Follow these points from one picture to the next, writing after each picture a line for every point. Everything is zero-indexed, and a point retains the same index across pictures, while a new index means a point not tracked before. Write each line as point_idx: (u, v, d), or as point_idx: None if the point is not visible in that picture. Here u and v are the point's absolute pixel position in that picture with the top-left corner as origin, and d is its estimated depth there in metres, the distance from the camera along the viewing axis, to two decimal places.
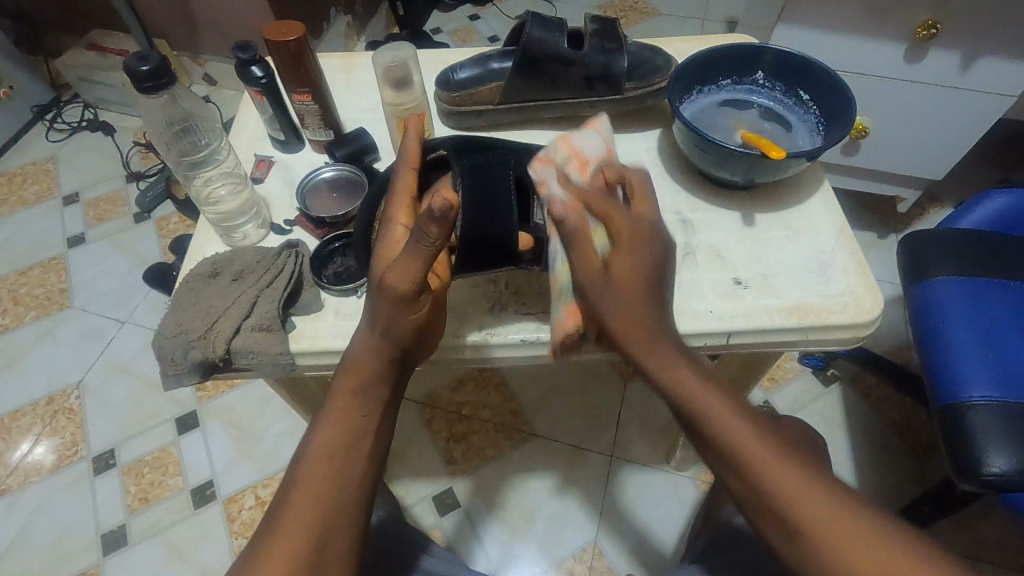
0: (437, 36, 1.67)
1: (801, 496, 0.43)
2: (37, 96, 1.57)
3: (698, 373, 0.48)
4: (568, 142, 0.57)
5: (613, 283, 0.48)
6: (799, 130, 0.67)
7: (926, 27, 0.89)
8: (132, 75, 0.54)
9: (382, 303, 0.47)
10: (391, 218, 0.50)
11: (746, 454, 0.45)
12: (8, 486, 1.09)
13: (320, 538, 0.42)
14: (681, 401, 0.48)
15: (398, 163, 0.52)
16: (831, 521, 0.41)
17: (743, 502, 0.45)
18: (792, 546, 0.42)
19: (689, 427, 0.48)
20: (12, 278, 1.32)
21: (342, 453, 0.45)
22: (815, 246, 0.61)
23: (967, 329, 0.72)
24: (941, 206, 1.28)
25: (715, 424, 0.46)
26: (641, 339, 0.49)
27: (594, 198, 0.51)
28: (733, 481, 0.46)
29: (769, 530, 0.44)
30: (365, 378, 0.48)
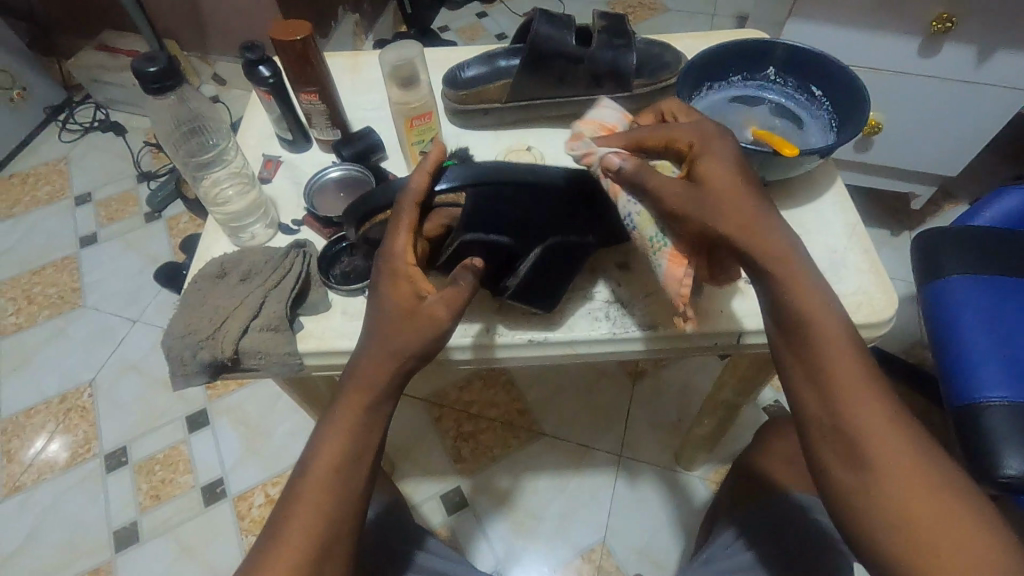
0: (445, 33, 1.67)
1: (873, 424, 0.40)
2: (49, 98, 1.59)
3: (810, 272, 0.43)
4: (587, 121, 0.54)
5: (704, 190, 0.43)
6: (811, 126, 0.66)
7: (941, 20, 0.87)
8: (140, 76, 0.54)
9: (413, 334, 0.45)
10: (397, 251, 0.47)
11: (830, 364, 0.41)
12: (22, 483, 1.10)
13: (321, 545, 0.43)
14: (783, 301, 0.42)
15: (401, 199, 0.49)
16: (889, 455, 0.40)
17: (805, 408, 0.42)
18: (852, 474, 0.40)
19: (779, 326, 0.43)
20: (24, 277, 1.34)
21: (347, 468, 0.44)
22: (827, 245, 0.61)
23: (985, 328, 0.70)
24: (955, 202, 1.26)
25: (815, 329, 0.42)
26: (752, 234, 0.42)
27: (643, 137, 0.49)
28: (806, 386, 0.42)
29: (824, 444, 0.41)
30: (373, 390, 0.46)
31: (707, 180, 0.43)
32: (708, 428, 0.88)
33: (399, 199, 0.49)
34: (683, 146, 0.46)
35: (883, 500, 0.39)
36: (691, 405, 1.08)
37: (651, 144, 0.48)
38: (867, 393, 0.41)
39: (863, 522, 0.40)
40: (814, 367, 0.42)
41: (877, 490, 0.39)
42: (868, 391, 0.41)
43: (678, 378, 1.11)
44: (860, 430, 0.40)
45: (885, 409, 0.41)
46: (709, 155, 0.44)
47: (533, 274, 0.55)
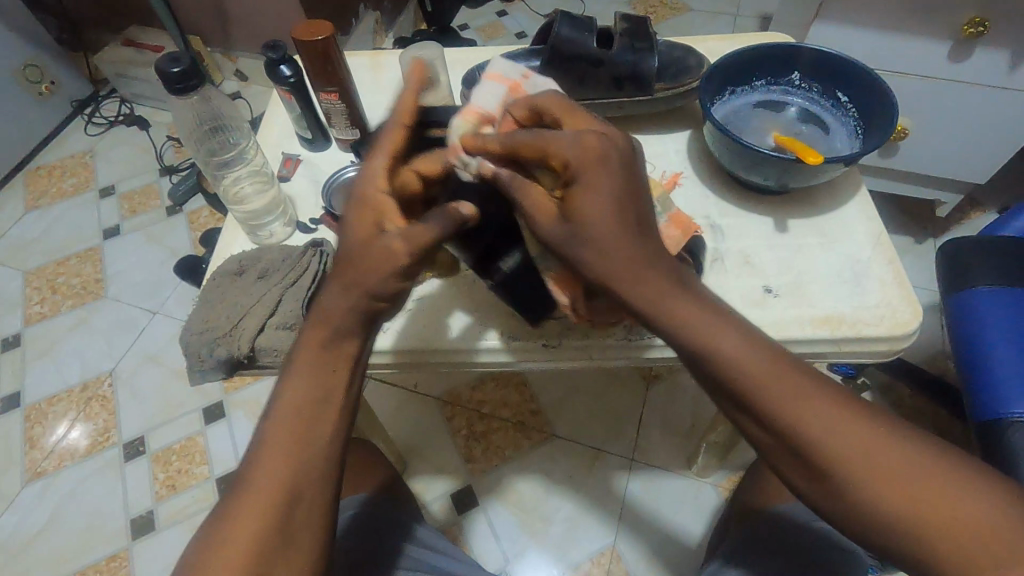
0: (465, 31, 1.67)
1: (824, 435, 0.38)
2: (76, 91, 1.62)
3: (706, 306, 0.42)
4: (467, 110, 0.50)
5: (581, 232, 0.41)
6: (835, 133, 0.64)
7: (972, 25, 0.85)
8: (164, 77, 0.55)
9: (374, 271, 0.43)
10: (374, 168, 0.45)
11: (748, 394, 0.40)
12: (44, 469, 1.12)
13: (292, 496, 0.41)
14: (682, 340, 0.42)
15: (387, 116, 0.47)
16: (858, 459, 0.37)
17: (755, 438, 0.41)
18: (824, 490, 0.39)
19: (695, 371, 0.43)
20: (49, 267, 1.37)
21: (315, 408, 0.43)
22: (849, 254, 0.59)
23: (1012, 342, 0.68)
24: (982, 211, 1.24)
25: (735, 370, 0.40)
26: (638, 273, 0.42)
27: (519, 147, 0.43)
28: (749, 422, 0.41)
29: (788, 466, 0.40)
30: (335, 329, 0.44)
31: (581, 216, 0.41)
32: (722, 436, 0.87)
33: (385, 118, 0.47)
34: (559, 163, 0.42)
35: (867, 500, 0.37)
36: (704, 411, 1.07)
37: (528, 154, 0.43)
38: (811, 408, 0.39)
39: (853, 524, 0.38)
40: (737, 400, 0.41)
41: (854, 495, 0.38)
42: (811, 409, 0.39)
43: (690, 383, 1.10)
44: (817, 447, 0.38)
45: (844, 419, 0.38)
46: (586, 182, 0.41)
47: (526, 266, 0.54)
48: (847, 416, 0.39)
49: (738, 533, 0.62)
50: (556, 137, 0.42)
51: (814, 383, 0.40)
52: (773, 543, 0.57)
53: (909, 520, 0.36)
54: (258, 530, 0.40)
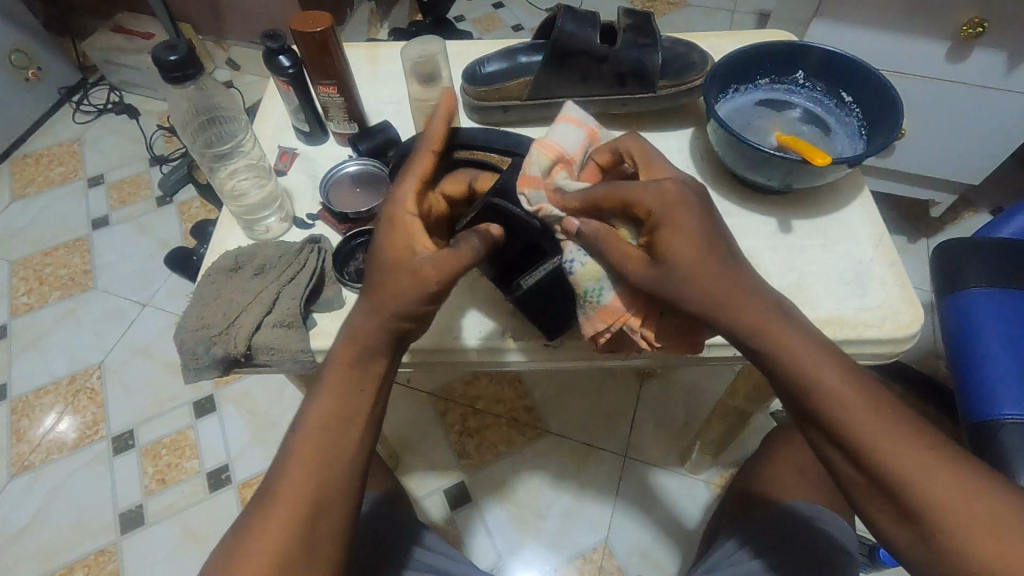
0: (461, 23, 1.65)
1: (917, 476, 0.39)
2: (64, 78, 1.58)
3: (809, 341, 0.43)
4: (545, 145, 0.52)
5: (671, 269, 0.44)
6: (839, 133, 0.64)
7: (972, 26, 0.85)
8: (159, 64, 0.53)
9: (404, 291, 0.45)
10: (402, 191, 0.48)
11: (842, 423, 0.41)
12: (31, 462, 1.11)
13: (314, 507, 0.42)
14: (778, 368, 0.43)
15: (419, 143, 0.51)
16: (953, 504, 0.38)
17: (840, 471, 0.42)
18: (911, 534, 0.39)
19: (788, 399, 0.44)
20: (36, 257, 1.34)
21: (341, 423, 0.45)
22: (851, 256, 0.59)
23: (1006, 344, 0.69)
24: (975, 211, 1.24)
25: (830, 406, 0.41)
26: (735, 310, 0.43)
27: (602, 198, 0.48)
28: (837, 458, 0.42)
29: (873, 506, 0.41)
30: (365, 351, 0.46)
31: (670, 254, 0.44)
32: (717, 434, 0.88)
33: (416, 146, 0.51)
34: (644, 212, 0.46)
35: (959, 551, 0.37)
36: (699, 409, 1.07)
37: (607, 205, 0.48)
38: (907, 446, 0.39)
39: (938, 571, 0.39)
40: (827, 430, 0.42)
41: (947, 545, 0.38)
42: (908, 449, 0.39)
43: (686, 380, 1.10)
44: (911, 489, 0.39)
45: (942, 465, 0.39)
46: (670, 227, 0.44)
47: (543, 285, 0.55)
48: (944, 459, 0.39)
49: (730, 529, 0.62)
50: (640, 189, 0.46)
51: (912, 424, 0.40)
52: (768, 541, 0.57)
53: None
54: (281, 538, 0.41)
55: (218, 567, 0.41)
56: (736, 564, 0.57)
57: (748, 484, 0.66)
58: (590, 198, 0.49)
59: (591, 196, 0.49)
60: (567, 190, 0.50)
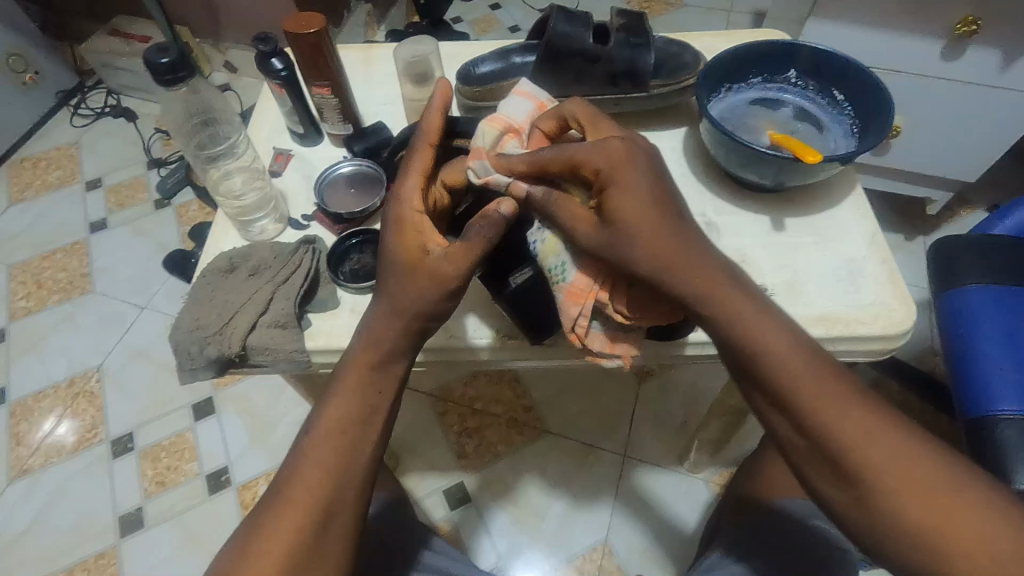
0: (458, 25, 1.66)
1: (857, 436, 0.39)
2: (61, 82, 1.59)
3: (750, 302, 0.43)
4: (495, 118, 0.53)
5: (619, 231, 0.44)
6: (832, 131, 0.64)
7: (966, 24, 0.85)
8: (151, 67, 0.54)
9: (423, 290, 0.46)
10: (406, 190, 0.48)
11: (788, 383, 0.41)
12: (30, 466, 1.11)
13: (327, 511, 0.42)
14: (726, 330, 0.43)
15: (415, 138, 0.50)
16: (883, 461, 0.38)
17: (783, 435, 0.42)
18: (849, 497, 0.39)
19: (734, 362, 0.44)
20: (35, 261, 1.34)
21: (355, 427, 0.45)
22: (845, 254, 0.59)
23: (1000, 340, 0.69)
24: (972, 209, 1.24)
25: (774, 367, 0.41)
26: (681, 272, 0.44)
27: (547, 160, 0.48)
28: (782, 422, 0.42)
29: (815, 472, 0.41)
30: (382, 353, 0.46)
31: (618, 212, 0.44)
32: (714, 433, 0.88)
33: (413, 141, 0.50)
34: (590, 171, 0.46)
35: (895, 512, 0.38)
36: (697, 408, 1.07)
37: (555, 169, 0.48)
38: (849, 407, 0.40)
39: (878, 532, 0.39)
40: (772, 391, 0.42)
41: (885, 506, 0.38)
42: (850, 408, 0.40)
43: (684, 379, 1.10)
44: (843, 446, 0.39)
45: (879, 425, 0.39)
46: (618, 187, 0.44)
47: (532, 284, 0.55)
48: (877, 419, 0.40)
49: (725, 529, 0.62)
50: (583, 149, 0.46)
51: (849, 385, 0.41)
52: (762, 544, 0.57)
53: (926, 538, 0.37)
54: (293, 541, 0.41)
55: (227, 570, 0.40)
56: (733, 564, 0.57)
57: (746, 479, 0.66)
58: (534, 161, 0.48)
59: (536, 160, 0.48)
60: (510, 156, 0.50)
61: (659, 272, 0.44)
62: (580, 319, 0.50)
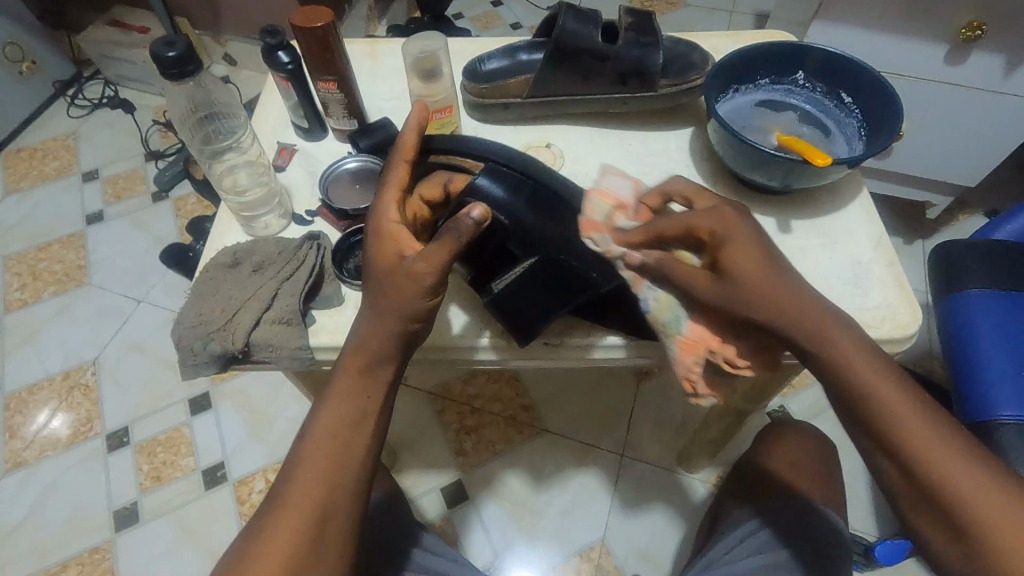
0: (459, 21, 1.65)
1: (965, 485, 0.40)
2: (59, 71, 1.57)
3: (862, 346, 0.45)
4: (603, 194, 0.56)
5: (741, 282, 0.46)
6: (839, 134, 0.64)
7: (971, 29, 0.85)
8: (158, 60, 0.53)
9: (405, 293, 0.46)
10: (384, 203, 0.49)
11: (895, 426, 0.42)
12: (24, 459, 1.10)
13: (325, 511, 0.42)
14: (835, 372, 0.45)
15: (392, 154, 0.52)
16: (996, 513, 0.39)
17: (888, 477, 0.43)
18: (954, 544, 0.40)
19: (840, 403, 0.45)
20: (31, 253, 1.33)
21: (351, 428, 0.44)
22: (851, 257, 0.59)
23: (1002, 345, 0.69)
24: (970, 214, 1.25)
25: (882, 411, 0.43)
26: (795, 317, 0.46)
27: (663, 228, 0.51)
28: (887, 465, 0.43)
29: (919, 515, 0.42)
30: (375, 354, 0.46)
31: (734, 268, 0.47)
32: (713, 435, 0.88)
33: (389, 157, 0.52)
34: (705, 232, 0.49)
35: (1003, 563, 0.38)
36: (696, 409, 1.07)
37: (670, 234, 0.51)
38: (958, 456, 0.41)
39: None
40: (878, 433, 0.43)
41: (995, 557, 0.39)
42: (959, 459, 0.41)
43: None
44: (953, 495, 0.40)
45: (987, 477, 0.40)
46: (735, 242, 0.47)
47: (518, 288, 0.53)
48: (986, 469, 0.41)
49: (736, 512, 0.63)
50: (700, 214, 0.49)
51: (959, 433, 0.42)
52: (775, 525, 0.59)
53: None
54: (291, 541, 0.41)
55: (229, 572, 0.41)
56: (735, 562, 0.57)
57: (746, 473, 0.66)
58: (650, 231, 0.51)
59: (649, 230, 0.52)
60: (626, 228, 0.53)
61: (774, 316, 0.46)
62: (695, 369, 0.51)
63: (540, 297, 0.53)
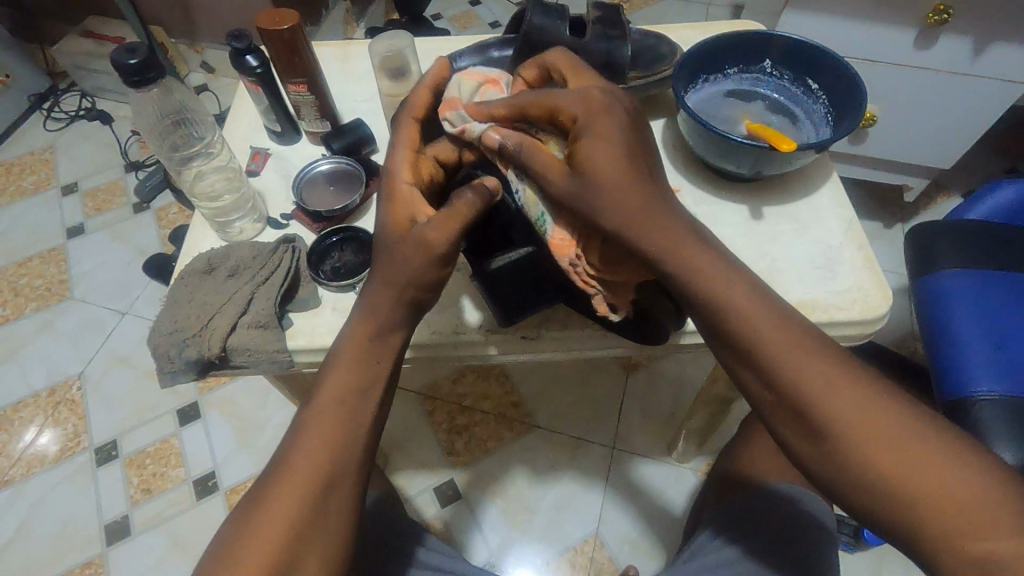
0: (438, 21, 1.65)
1: (816, 382, 0.39)
2: (33, 85, 1.55)
3: (715, 254, 0.42)
4: (469, 73, 0.54)
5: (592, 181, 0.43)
6: (807, 121, 0.65)
7: (937, 12, 0.87)
8: (119, 68, 0.53)
9: (412, 259, 0.46)
10: (395, 162, 0.49)
11: (754, 335, 0.41)
12: (11, 477, 1.09)
13: (325, 487, 0.42)
14: (685, 283, 0.42)
15: (400, 112, 0.52)
16: (848, 406, 0.38)
17: (750, 387, 0.42)
18: (809, 445, 0.40)
19: (701, 318, 0.43)
20: (11, 269, 1.32)
21: (355, 394, 0.45)
22: (822, 240, 0.60)
23: (976, 323, 0.70)
24: (948, 195, 1.27)
25: (736, 319, 0.41)
26: (648, 228, 0.42)
27: (527, 104, 0.48)
28: (750, 377, 0.42)
29: (781, 423, 0.41)
30: (382, 322, 0.46)
31: (587, 163, 0.43)
32: (700, 423, 0.89)
33: (397, 115, 0.52)
34: (567, 120, 0.45)
35: (855, 457, 0.38)
36: (684, 397, 1.08)
37: (534, 113, 0.48)
38: (811, 357, 0.40)
39: (838, 479, 0.39)
40: (736, 345, 0.41)
41: (847, 452, 0.38)
42: (815, 359, 0.40)
43: (670, 368, 1.11)
44: (810, 398, 0.39)
45: (835, 372, 0.40)
46: (590, 136, 0.43)
47: (512, 271, 0.54)
48: (867, 388, 0.39)
49: (723, 502, 0.63)
50: (562, 96, 0.46)
51: (811, 332, 0.41)
52: (729, 528, 0.58)
53: (884, 480, 0.37)
54: (291, 519, 0.41)
55: (220, 562, 0.40)
56: (718, 546, 0.57)
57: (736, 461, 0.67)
58: (513, 107, 0.48)
59: (514, 105, 0.48)
60: (488, 101, 0.50)
61: (625, 224, 0.42)
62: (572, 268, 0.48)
63: (531, 281, 0.55)
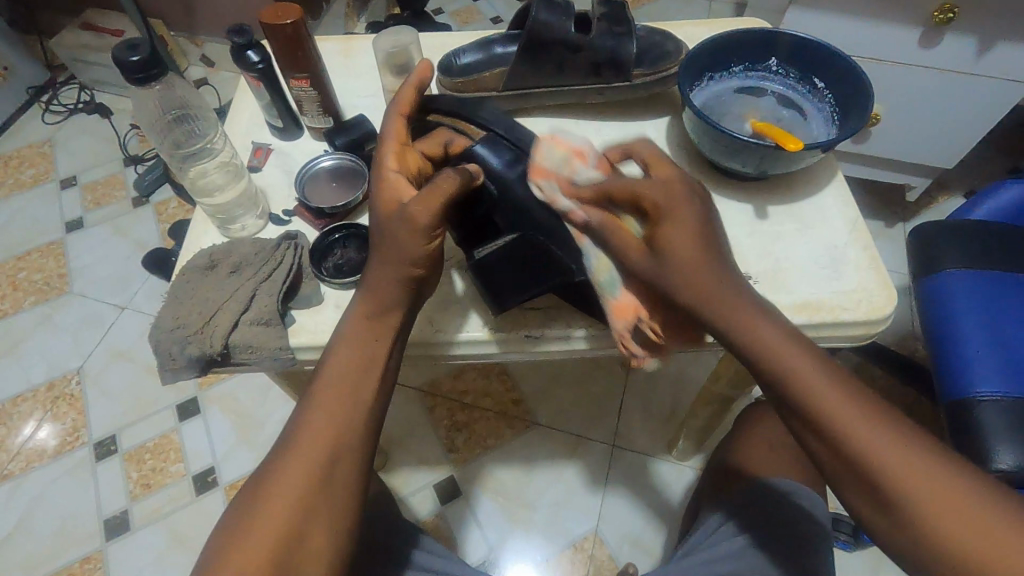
0: (439, 16, 1.64)
1: (882, 450, 0.40)
2: (31, 77, 1.54)
3: (783, 329, 0.44)
4: (558, 141, 0.55)
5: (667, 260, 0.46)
6: (813, 119, 0.65)
7: (943, 12, 0.87)
8: (122, 66, 0.52)
9: (402, 237, 0.46)
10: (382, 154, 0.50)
11: (818, 403, 0.42)
12: (10, 472, 1.09)
13: (322, 482, 0.42)
14: (752, 350, 0.44)
15: (387, 110, 0.53)
16: (915, 476, 0.39)
17: (814, 451, 0.43)
18: (880, 515, 0.41)
19: (767, 385, 0.45)
20: (10, 262, 1.31)
21: (356, 374, 0.45)
22: (827, 239, 0.60)
23: (979, 323, 0.70)
24: (949, 195, 1.26)
25: (801, 389, 0.43)
26: (714, 301, 0.45)
27: (612, 186, 0.50)
28: (815, 444, 0.43)
29: (850, 489, 0.42)
30: (383, 300, 0.47)
31: (665, 246, 0.46)
32: (700, 421, 0.89)
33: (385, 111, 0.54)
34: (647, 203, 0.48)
35: (926, 528, 0.39)
36: (685, 395, 1.08)
37: (618, 195, 0.50)
38: (878, 427, 0.41)
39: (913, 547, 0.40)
40: (801, 412, 0.43)
41: (918, 521, 0.39)
42: (881, 429, 0.41)
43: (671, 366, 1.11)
44: (878, 468, 0.40)
45: (903, 441, 0.40)
46: (668, 218, 0.46)
47: (502, 259, 0.54)
48: (934, 458, 0.40)
49: (722, 497, 0.63)
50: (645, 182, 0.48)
51: (871, 398, 0.42)
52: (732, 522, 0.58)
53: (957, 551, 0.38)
54: (288, 516, 0.40)
55: (214, 559, 0.39)
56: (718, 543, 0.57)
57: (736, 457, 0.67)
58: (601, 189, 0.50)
59: (601, 187, 0.51)
60: (578, 180, 0.52)
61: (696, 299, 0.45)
62: (627, 333, 0.52)
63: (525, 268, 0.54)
